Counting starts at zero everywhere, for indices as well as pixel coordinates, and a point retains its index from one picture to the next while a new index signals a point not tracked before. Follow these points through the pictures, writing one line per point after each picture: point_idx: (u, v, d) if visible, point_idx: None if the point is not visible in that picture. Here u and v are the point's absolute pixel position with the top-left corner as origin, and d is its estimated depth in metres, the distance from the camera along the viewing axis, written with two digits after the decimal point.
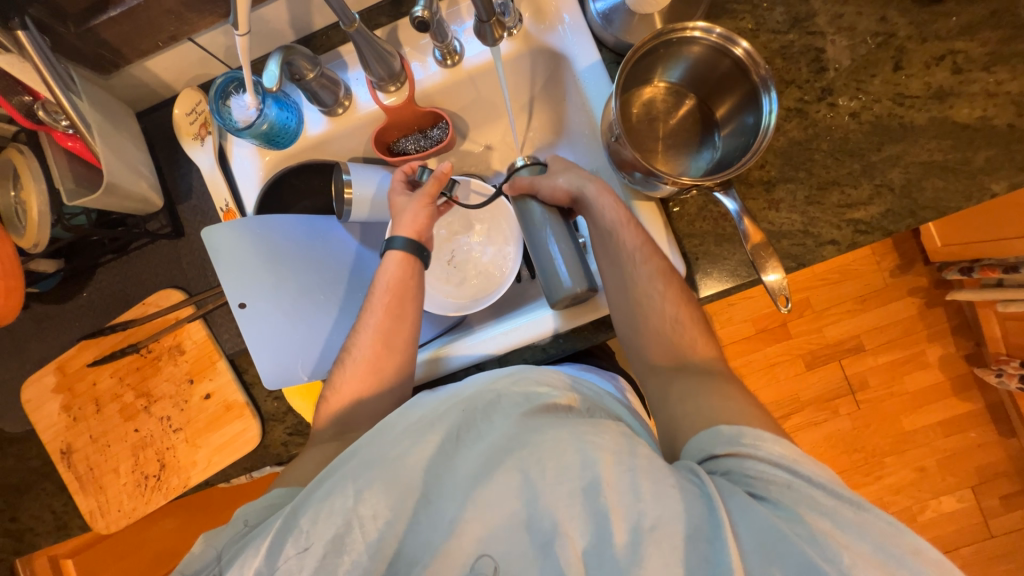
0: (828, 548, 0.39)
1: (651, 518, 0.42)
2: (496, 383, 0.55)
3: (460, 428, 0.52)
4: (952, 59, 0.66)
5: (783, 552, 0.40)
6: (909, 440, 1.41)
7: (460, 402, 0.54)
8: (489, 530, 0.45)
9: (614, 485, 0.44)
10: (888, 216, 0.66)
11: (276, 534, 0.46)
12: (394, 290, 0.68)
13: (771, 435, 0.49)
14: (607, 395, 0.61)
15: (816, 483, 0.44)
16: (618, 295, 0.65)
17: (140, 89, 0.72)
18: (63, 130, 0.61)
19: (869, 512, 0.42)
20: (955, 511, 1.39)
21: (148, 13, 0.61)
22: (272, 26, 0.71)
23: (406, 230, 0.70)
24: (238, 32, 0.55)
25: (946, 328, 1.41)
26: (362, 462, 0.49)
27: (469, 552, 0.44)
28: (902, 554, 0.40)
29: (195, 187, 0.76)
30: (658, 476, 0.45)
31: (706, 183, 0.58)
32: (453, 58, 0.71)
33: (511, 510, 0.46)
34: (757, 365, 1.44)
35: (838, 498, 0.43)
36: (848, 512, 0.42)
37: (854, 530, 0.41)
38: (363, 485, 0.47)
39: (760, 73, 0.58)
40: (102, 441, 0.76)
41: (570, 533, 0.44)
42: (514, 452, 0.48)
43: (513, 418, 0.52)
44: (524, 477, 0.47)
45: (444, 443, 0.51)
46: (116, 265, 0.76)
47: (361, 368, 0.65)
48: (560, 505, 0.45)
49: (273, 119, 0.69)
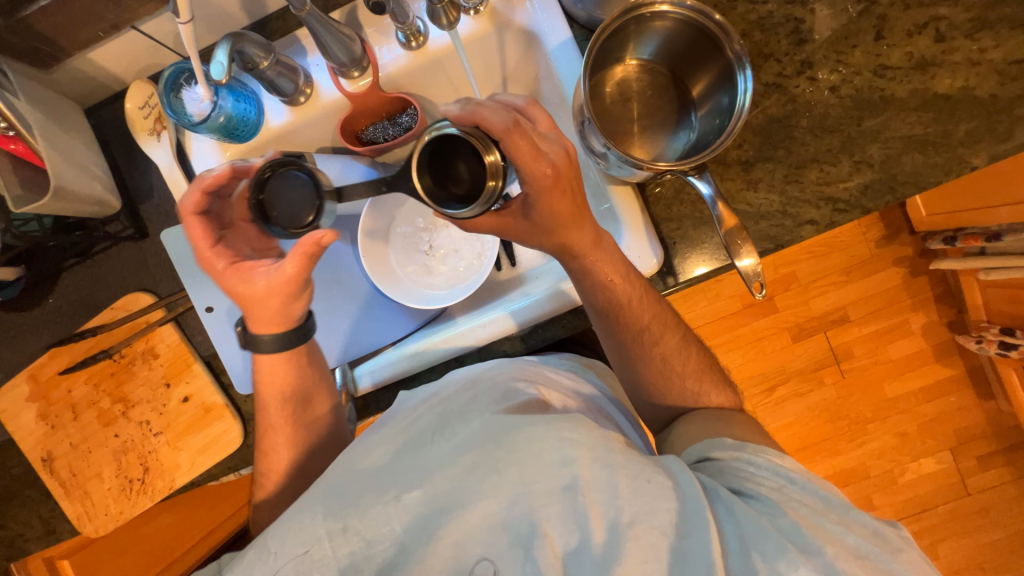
0: (814, 545, 0.43)
1: (628, 514, 0.44)
2: (475, 388, 0.56)
3: (433, 429, 0.53)
4: (935, 26, 0.64)
5: (767, 547, 0.43)
6: (891, 407, 1.44)
7: (436, 406, 0.55)
8: (468, 534, 0.45)
9: (593, 485, 0.45)
10: (867, 193, 0.65)
11: (245, 566, 0.45)
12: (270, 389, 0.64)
13: (774, 449, 0.52)
14: (576, 387, 0.62)
15: (807, 487, 0.48)
16: (605, 322, 0.61)
17: (86, 83, 0.68)
18: (2, 132, 0.58)
19: (857, 514, 0.46)
20: (935, 472, 1.43)
21: (82, 1, 0.56)
22: (223, 10, 0.67)
23: (267, 328, 0.61)
24: (180, 20, 0.51)
25: (930, 296, 1.42)
26: (336, 480, 0.49)
27: (449, 556, 0.45)
28: (883, 554, 0.44)
29: (156, 185, 0.73)
30: (633, 470, 0.46)
31: (681, 167, 0.56)
32: (417, 39, 0.68)
33: (490, 514, 0.46)
34: (744, 340, 1.45)
35: (828, 503, 0.47)
36: (834, 515, 0.46)
37: (840, 530, 0.45)
38: (333, 507, 0.46)
39: (735, 49, 0.56)
40: (82, 447, 0.75)
41: (549, 534, 0.44)
42: (488, 454, 0.48)
43: (488, 420, 0.51)
44: (500, 480, 0.46)
45: (417, 446, 0.51)
46: (81, 269, 0.74)
47: (272, 411, 0.65)
48: (538, 505, 0.45)
49: (230, 111, 0.66)
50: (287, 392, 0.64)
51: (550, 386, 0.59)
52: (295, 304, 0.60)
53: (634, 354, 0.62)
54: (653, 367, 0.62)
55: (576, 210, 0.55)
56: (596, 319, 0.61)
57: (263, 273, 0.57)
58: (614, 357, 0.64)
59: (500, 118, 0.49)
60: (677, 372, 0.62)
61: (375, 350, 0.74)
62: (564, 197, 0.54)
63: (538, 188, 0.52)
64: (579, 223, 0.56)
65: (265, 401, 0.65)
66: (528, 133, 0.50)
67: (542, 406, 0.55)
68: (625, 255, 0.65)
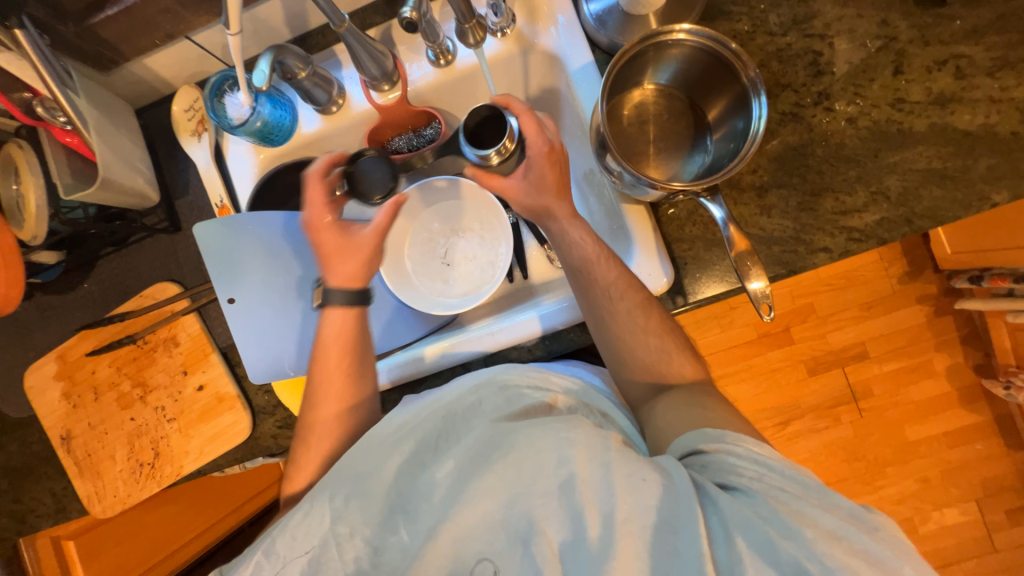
0: (792, 529, 0.40)
1: (624, 512, 0.43)
2: (478, 388, 0.56)
3: (437, 434, 0.55)
4: (955, 63, 0.64)
5: (749, 536, 0.41)
6: (912, 451, 1.38)
7: (437, 406, 0.57)
8: (466, 532, 0.46)
9: (589, 482, 0.45)
10: (884, 224, 0.65)
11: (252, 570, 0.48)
12: (327, 390, 0.66)
13: (753, 438, 0.50)
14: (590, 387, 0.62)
15: (786, 472, 0.45)
16: (594, 322, 0.63)
17: (139, 86, 0.73)
18: (61, 126, 0.62)
19: (834, 496, 0.43)
20: (958, 524, 1.36)
21: (145, 12, 0.61)
22: (268, 25, 0.72)
23: (341, 282, 0.66)
24: (230, 31, 0.54)
25: (955, 337, 1.38)
26: (342, 483, 0.52)
27: (450, 551, 0.46)
28: (862, 534, 0.41)
29: (192, 182, 0.78)
30: (630, 468, 0.45)
31: (694, 188, 0.57)
32: (446, 58, 0.72)
33: (490, 510, 0.47)
34: (758, 369, 1.42)
35: (806, 487, 0.44)
36: (813, 499, 0.43)
37: (819, 512, 0.42)
38: (341, 509, 0.50)
39: (750, 76, 0.57)
40: (99, 428, 0.78)
41: (547, 531, 0.45)
42: (489, 455, 0.50)
43: (490, 420, 0.53)
44: (499, 477, 0.48)
45: (422, 450, 0.54)
46: (117, 258, 0.78)
47: (333, 358, 0.66)
48: (536, 503, 0.46)
49: (267, 117, 0.70)
50: (340, 391, 0.66)
51: (557, 389, 0.59)
52: (377, 260, 0.67)
53: (625, 344, 0.62)
54: (656, 384, 0.62)
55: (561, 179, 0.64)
56: (589, 318, 0.63)
57: (361, 229, 0.66)
58: (589, 324, 0.64)
59: (521, 104, 0.61)
60: (638, 323, 0.61)
61: (386, 351, 0.75)
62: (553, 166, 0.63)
63: (535, 155, 0.62)
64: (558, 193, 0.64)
65: (325, 346, 0.66)
66: (539, 119, 0.62)
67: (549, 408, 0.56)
68: (636, 274, 0.66)
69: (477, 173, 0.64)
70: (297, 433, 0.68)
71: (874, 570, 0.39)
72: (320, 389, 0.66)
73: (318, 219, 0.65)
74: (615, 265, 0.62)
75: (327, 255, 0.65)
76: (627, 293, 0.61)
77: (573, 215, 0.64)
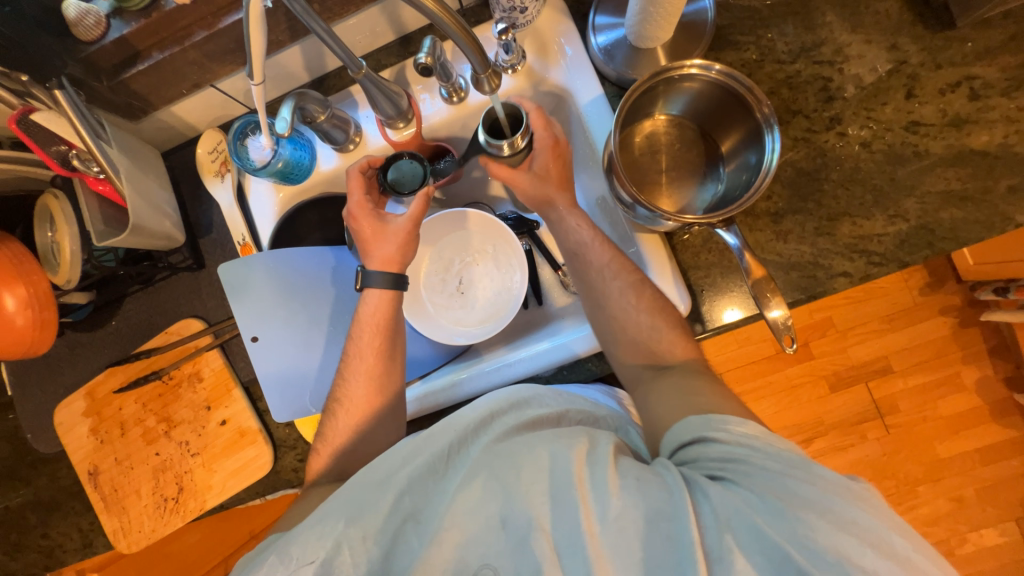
0: (778, 513, 0.40)
1: (615, 509, 0.42)
2: (491, 404, 0.55)
3: (450, 448, 0.51)
4: (968, 85, 0.64)
5: (740, 525, 0.40)
6: (944, 468, 1.33)
7: (453, 423, 0.53)
8: (469, 536, 0.45)
9: (584, 482, 0.44)
10: (904, 246, 0.64)
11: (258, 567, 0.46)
12: (357, 407, 0.67)
13: (737, 419, 0.50)
14: (601, 404, 0.62)
15: (777, 454, 0.45)
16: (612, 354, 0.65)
17: (166, 131, 0.77)
18: (95, 176, 0.65)
19: (816, 468, 0.43)
20: (998, 546, 1.30)
21: (173, 65, 0.64)
22: (288, 70, 0.75)
23: (377, 265, 0.71)
24: (253, 82, 0.52)
25: (983, 349, 1.34)
26: (352, 492, 0.50)
27: (453, 554, 0.44)
28: (845, 503, 0.40)
29: (215, 221, 0.80)
30: (625, 470, 0.45)
31: (707, 221, 0.57)
32: (459, 94, 0.73)
33: (488, 511, 0.45)
34: (778, 386, 1.38)
35: (789, 463, 0.44)
36: (800, 474, 0.43)
37: (800, 488, 0.41)
38: (353, 515, 0.47)
39: (763, 112, 0.58)
40: (125, 463, 0.80)
41: (544, 526, 0.43)
42: (491, 463, 0.48)
43: (495, 432, 0.52)
44: (500, 481, 0.46)
45: (433, 459, 0.51)
46: (143, 296, 0.80)
47: (365, 335, 0.69)
48: (534, 500, 0.44)
49: (288, 157, 0.72)
50: (376, 414, 0.68)
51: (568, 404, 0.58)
52: (410, 245, 0.72)
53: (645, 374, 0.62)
54: None
55: (566, 171, 0.70)
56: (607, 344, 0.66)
57: (394, 218, 0.71)
58: (588, 302, 0.68)
59: (530, 103, 0.67)
60: (628, 307, 0.64)
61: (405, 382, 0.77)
62: (561, 154, 0.69)
63: (541, 147, 0.68)
64: (559, 196, 0.70)
65: (362, 324, 0.70)
66: (546, 116, 0.67)
67: (557, 419, 0.55)
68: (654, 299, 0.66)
69: (492, 166, 0.70)
70: (326, 405, 0.71)
71: (863, 542, 0.38)
72: (351, 367, 0.69)
73: (357, 209, 0.70)
74: (631, 302, 0.64)
75: (366, 237, 0.71)
76: (618, 278, 0.65)
77: (573, 205, 0.70)
